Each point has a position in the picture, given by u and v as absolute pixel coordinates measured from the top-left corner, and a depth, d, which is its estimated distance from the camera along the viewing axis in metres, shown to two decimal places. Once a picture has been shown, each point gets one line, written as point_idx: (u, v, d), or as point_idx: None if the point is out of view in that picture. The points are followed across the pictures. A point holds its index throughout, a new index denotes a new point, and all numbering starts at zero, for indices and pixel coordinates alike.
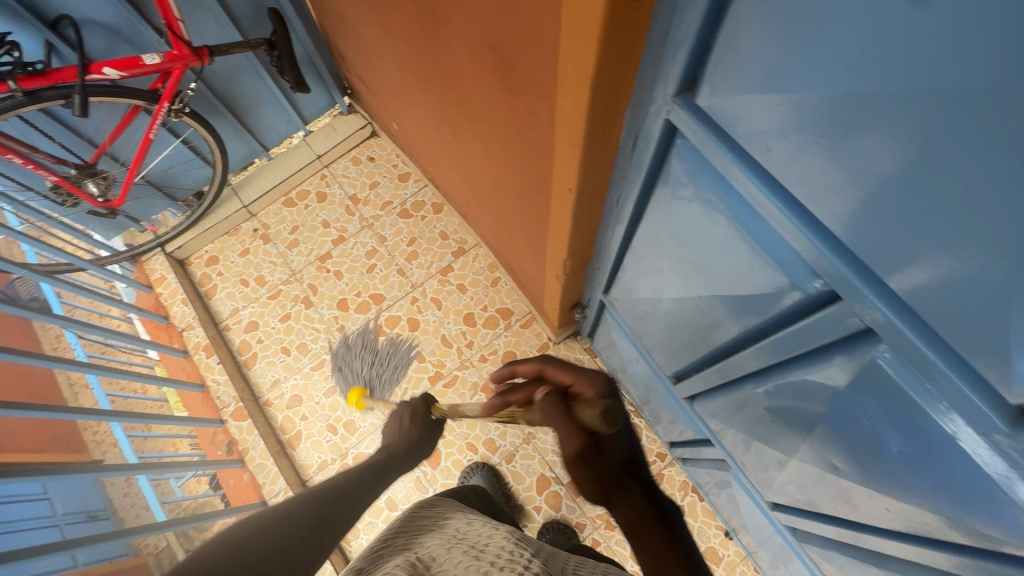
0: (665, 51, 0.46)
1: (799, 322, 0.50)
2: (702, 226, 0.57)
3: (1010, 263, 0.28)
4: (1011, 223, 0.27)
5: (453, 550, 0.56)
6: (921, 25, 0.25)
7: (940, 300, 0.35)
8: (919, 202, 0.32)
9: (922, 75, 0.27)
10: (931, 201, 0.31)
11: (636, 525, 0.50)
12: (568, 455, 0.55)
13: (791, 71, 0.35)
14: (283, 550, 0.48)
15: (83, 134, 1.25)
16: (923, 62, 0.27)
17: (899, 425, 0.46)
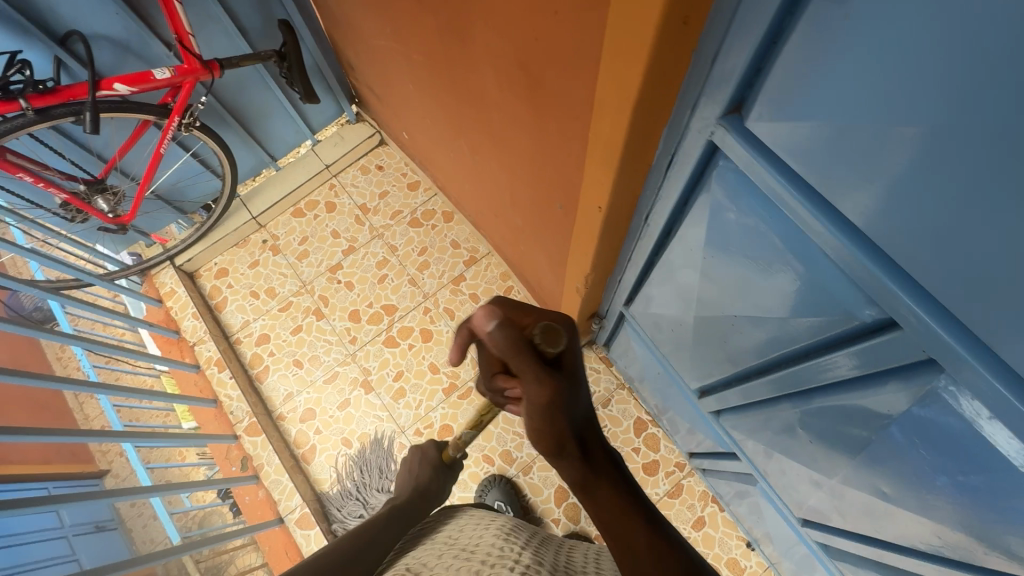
0: (712, 73, 0.44)
1: (850, 348, 0.49)
2: (742, 246, 0.56)
3: None
4: None
5: (441, 554, 0.53)
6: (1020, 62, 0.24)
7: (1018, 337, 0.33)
8: None
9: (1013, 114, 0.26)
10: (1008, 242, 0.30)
11: (591, 489, 0.46)
12: (538, 405, 0.45)
13: (858, 99, 0.34)
14: None
15: (93, 149, 1.24)
16: (1016, 101, 0.25)
17: (961, 456, 0.44)
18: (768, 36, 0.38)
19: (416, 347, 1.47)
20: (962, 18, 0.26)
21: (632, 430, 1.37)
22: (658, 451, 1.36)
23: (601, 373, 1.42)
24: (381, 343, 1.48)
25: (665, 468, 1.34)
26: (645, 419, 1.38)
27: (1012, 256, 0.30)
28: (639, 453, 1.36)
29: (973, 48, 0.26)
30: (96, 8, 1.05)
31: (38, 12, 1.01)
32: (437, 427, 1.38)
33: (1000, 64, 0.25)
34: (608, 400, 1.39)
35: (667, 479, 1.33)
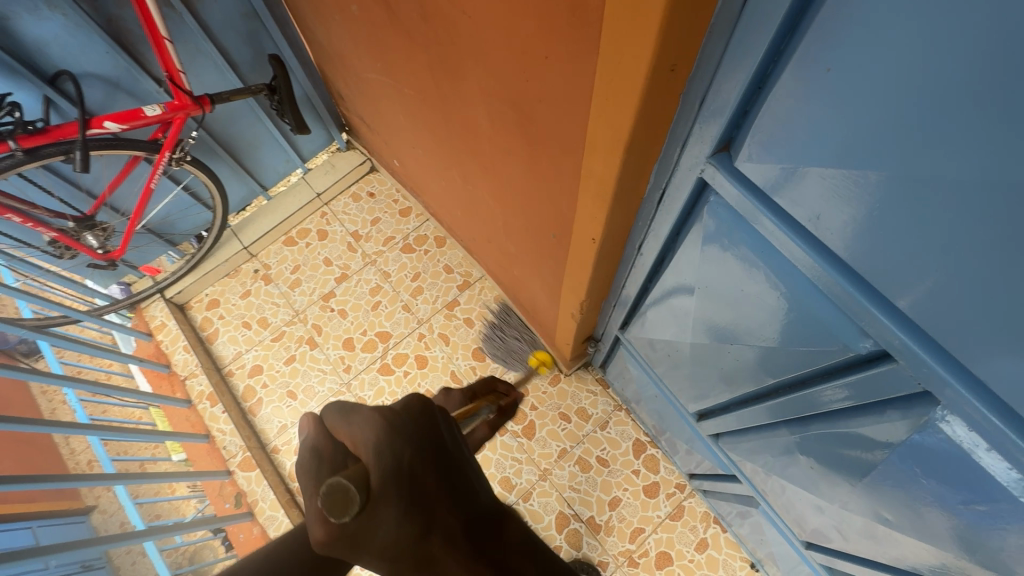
0: (701, 113, 0.46)
1: (846, 376, 0.50)
2: (736, 277, 0.56)
3: None
4: None
5: None
6: (997, 115, 0.25)
7: (1010, 374, 0.34)
8: (984, 280, 0.31)
9: (1003, 165, 0.27)
10: (1004, 292, 0.31)
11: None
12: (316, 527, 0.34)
13: (841, 148, 0.36)
14: None
15: (81, 185, 1.23)
16: (999, 153, 0.26)
17: (960, 485, 0.44)
18: (755, 80, 0.39)
19: (412, 375, 1.46)
20: (940, 77, 0.27)
21: (631, 452, 1.36)
22: (657, 472, 1.35)
23: (598, 396, 1.41)
24: (376, 371, 1.47)
25: (665, 490, 1.33)
26: (644, 441, 1.37)
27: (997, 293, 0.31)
28: (638, 475, 1.35)
29: (961, 103, 0.27)
30: (86, 48, 1.06)
31: (28, 53, 1.02)
32: None
33: (975, 122, 0.27)
34: (606, 422, 1.39)
35: (668, 501, 1.31)
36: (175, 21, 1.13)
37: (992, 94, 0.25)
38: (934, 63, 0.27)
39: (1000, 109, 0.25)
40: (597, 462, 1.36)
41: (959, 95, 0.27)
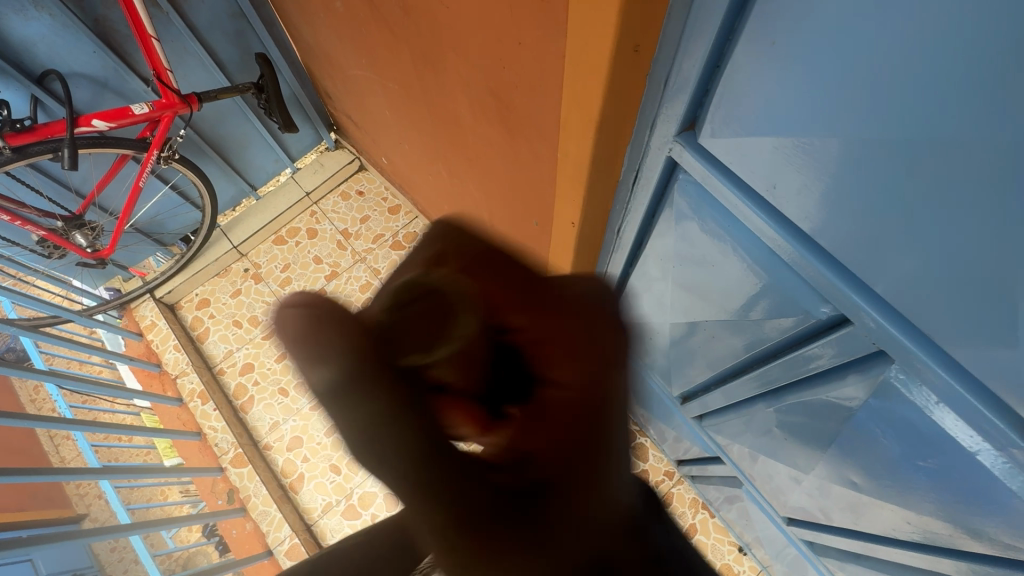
0: (666, 93, 0.48)
1: (810, 343, 0.52)
2: (707, 254, 0.59)
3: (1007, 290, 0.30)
4: (992, 248, 0.30)
5: None
6: (920, 73, 0.28)
7: (952, 325, 0.36)
8: (917, 237, 0.34)
9: (927, 121, 0.29)
10: (936, 246, 0.33)
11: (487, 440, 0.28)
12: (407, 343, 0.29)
13: (792, 118, 0.38)
14: None
15: (70, 185, 1.25)
16: (927, 109, 0.29)
17: (916, 442, 0.47)
18: (712, 59, 0.42)
19: None
20: (870, 42, 0.29)
21: None
22: (646, 461, 1.37)
23: None
24: None
25: (654, 477, 1.35)
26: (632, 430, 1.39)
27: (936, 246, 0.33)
28: None
29: (888, 65, 0.29)
30: (73, 47, 1.07)
31: (16, 53, 1.03)
32: None
33: (901, 81, 0.29)
34: None
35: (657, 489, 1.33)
36: (162, 21, 1.14)
37: (913, 54, 0.28)
38: (864, 29, 0.29)
39: (920, 69, 0.28)
40: None
41: (886, 59, 0.29)
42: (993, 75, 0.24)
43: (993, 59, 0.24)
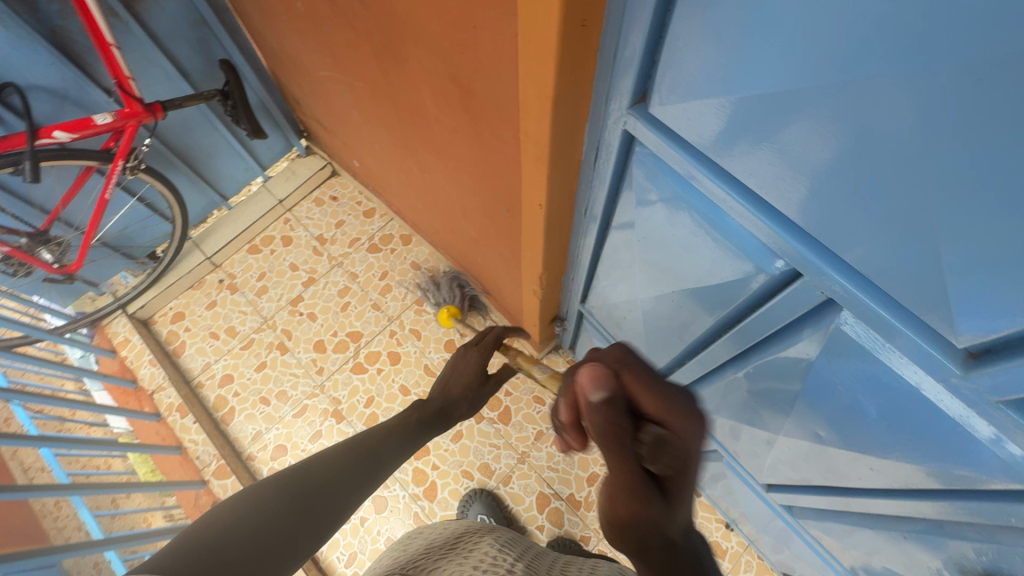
0: (617, 66, 0.50)
1: (768, 304, 0.55)
2: (669, 228, 0.61)
3: (939, 209, 0.33)
4: (916, 169, 0.33)
5: (436, 556, 0.62)
6: (849, 15, 0.30)
7: (896, 253, 0.38)
8: (848, 177, 0.38)
9: (853, 56, 0.31)
10: (874, 181, 0.36)
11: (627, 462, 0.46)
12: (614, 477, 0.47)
13: (736, 76, 0.40)
14: (374, 441, 0.68)
15: (33, 201, 1.22)
16: (857, 45, 0.31)
17: (867, 387, 0.50)
18: (656, 30, 0.44)
19: (386, 371, 1.47)
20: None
21: None
22: None
23: None
24: (349, 371, 1.48)
25: None
26: None
27: (873, 178, 0.36)
28: None
29: (818, 12, 0.32)
30: (30, 60, 1.05)
31: None
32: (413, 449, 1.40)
33: (831, 26, 0.31)
34: None
35: None
36: (121, 31, 1.13)
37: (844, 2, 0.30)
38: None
39: (846, 16, 0.30)
40: None
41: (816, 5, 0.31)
42: (909, 12, 0.27)
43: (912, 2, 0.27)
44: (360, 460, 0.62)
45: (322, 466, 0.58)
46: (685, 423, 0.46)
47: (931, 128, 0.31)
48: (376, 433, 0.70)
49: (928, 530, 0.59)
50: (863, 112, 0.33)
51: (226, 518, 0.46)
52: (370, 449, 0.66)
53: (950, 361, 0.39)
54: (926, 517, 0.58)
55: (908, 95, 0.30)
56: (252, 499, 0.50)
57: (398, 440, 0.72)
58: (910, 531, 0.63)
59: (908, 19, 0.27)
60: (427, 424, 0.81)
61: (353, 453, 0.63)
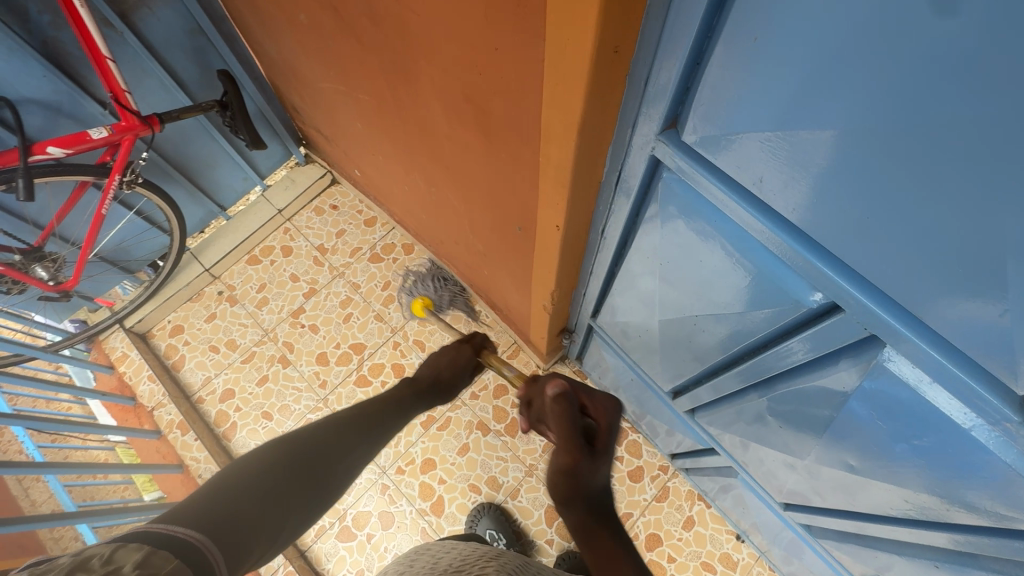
0: (647, 92, 0.48)
1: (802, 333, 0.53)
2: (696, 253, 0.59)
3: (1007, 260, 0.32)
4: (984, 218, 0.31)
5: None
6: (917, 60, 0.28)
7: (954, 298, 0.37)
8: (902, 218, 0.36)
9: (919, 101, 0.29)
10: (934, 224, 0.34)
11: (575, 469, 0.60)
12: (560, 471, 0.60)
13: (779, 109, 0.38)
14: (371, 410, 0.72)
15: (27, 217, 1.19)
16: (923, 90, 0.29)
17: (910, 421, 0.48)
18: (693, 56, 0.42)
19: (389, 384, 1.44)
20: (864, 25, 0.29)
21: None
22: (641, 457, 1.37)
23: None
24: (353, 384, 1.45)
25: (649, 472, 1.35)
26: (625, 427, 1.40)
27: (931, 222, 0.34)
28: (622, 461, 1.37)
29: (881, 51, 0.29)
30: (21, 73, 1.02)
31: None
32: (419, 462, 1.39)
33: (894, 70, 0.30)
34: None
35: (654, 483, 1.34)
36: (116, 42, 1.10)
37: (912, 43, 0.28)
38: (854, 15, 0.29)
39: (912, 57, 0.28)
40: None
41: (879, 43, 0.29)
42: (989, 61, 0.25)
43: (999, 50, 0.24)
44: (355, 429, 0.67)
45: (324, 428, 0.64)
46: (605, 406, 0.64)
47: (1005, 179, 0.29)
48: (375, 404, 0.75)
49: (962, 561, 0.58)
50: (925, 156, 0.31)
51: (247, 463, 0.55)
52: (366, 419, 0.70)
53: (1006, 407, 0.38)
54: (960, 549, 0.57)
55: (982, 143, 0.28)
56: (241, 474, 0.53)
57: (393, 410, 0.76)
58: (943, 561, 0.62)
59: (989, 70, 0.26)
60: (419, 399, 0.82)
61: (351, 419, 0.68)
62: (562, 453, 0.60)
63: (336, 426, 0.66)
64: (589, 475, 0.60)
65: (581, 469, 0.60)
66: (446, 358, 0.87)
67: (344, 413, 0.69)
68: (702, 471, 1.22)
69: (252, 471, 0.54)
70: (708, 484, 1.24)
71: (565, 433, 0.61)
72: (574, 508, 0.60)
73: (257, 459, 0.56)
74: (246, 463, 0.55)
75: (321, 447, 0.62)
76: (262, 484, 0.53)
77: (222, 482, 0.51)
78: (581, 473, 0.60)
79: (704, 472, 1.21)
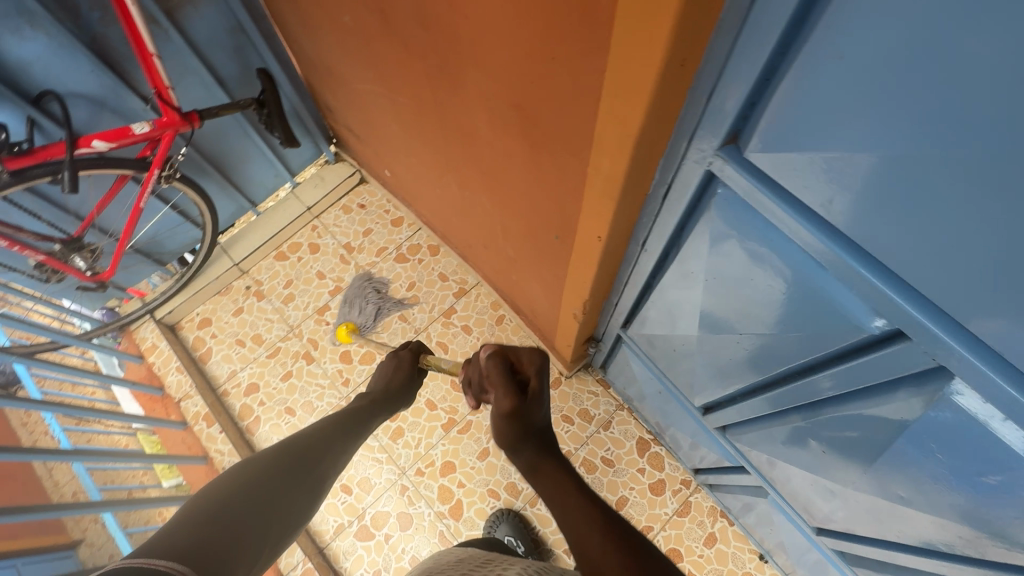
0: (708, 107, 0.46)
1: (859, 358, 0.51)
2: (745, 270, 0.58)
3: None
4: None
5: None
6: None
7: None
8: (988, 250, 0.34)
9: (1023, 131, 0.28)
10: None
11: (516, 412, 0.62)
12: (501, 416, 0.63)
13: (855, 132, 0.36)
14: (331, 423, 0.73)
15: (69, 208, 1.22)
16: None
17: (976, 456, 0.46)
18: (764, 72, 0.40)
19: None
20: (966, 54, 0.27)
21: (635, 451, 1.37)
22: (663, 470, 1.35)
23: (599, 396, 1.43)
24: None
25: (671, 486, 1.33)
26: (647, 439, 1.38)
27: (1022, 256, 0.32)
28: (644, 473, 1.35)
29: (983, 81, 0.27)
30: (70, 68, 1.04)
31: (10, 74, 1.00)
32: (439, 465, 1.39)
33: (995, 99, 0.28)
34: (608, 422, 1.40)
35: (675, 497, 1.32)
36: (160, 39, 1.11)
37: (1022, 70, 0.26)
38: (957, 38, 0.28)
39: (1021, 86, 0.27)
40: (603, 462, 1.36)
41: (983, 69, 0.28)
42: None
43: None
44: (320, 440, 0.67)
45: (290, 443, 0.64)
46: (530, 352, 0.69)
47: None
48: (335, 417, 0.75)
49: None
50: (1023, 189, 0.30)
51: (227, 478, 0.52)
52: (329, 431, 0.70)
53: None
54: None
55: None
56: (223, 489, 0.50)
57: (353, 421, 0.76)
58: None
59: None
60: (379, 407, 0.84)
61: (317, 433, 0.68)
62: (504, 400, 0.64)
63: (303, 440, 0.65)
64: (528, 414, 0.62)
65: (517, 411, 0.62)
66: (389, 370, 0.91)
67: (307, 429, 0.69)
68: (727, 488, 1.19)
69: (230, 482, 0.52)
70: (733, 502, 1.21)
71: (499, 385, 0.66)
72: (522, 449, 0.60)
73: (237, 476, 0.53)
74: (226, 479, 0.53)
75: (292, 458, 0.60)
76: (248, 496, 0.51)
77: (207, 496, 0.49)
78: (521, 414, 0.62)
79: (729, 490, 1.18)
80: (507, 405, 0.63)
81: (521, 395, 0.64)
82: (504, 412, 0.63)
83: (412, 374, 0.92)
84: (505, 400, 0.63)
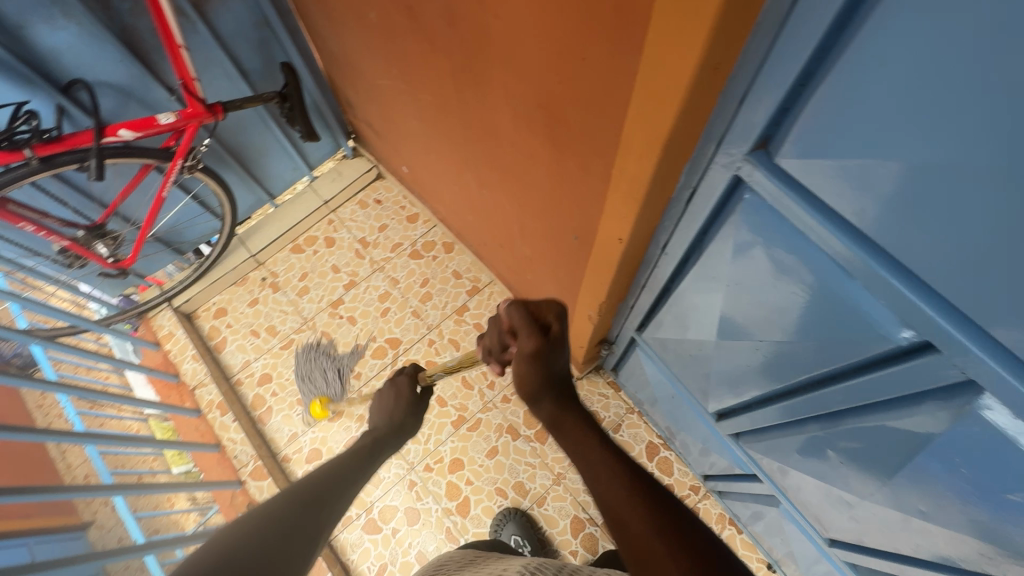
0: (740, 111, 0.46)
1: (884, 370, 0.50)
2: (768, 276, 0.57)
3: None
4: None
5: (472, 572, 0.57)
6: None
7: None
8: None
9: None
10: None
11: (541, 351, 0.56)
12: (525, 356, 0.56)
13: (891, 141, 0.36)
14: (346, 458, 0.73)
15: (94, 196, 1.24)
16: None
17: (1003, 473, 0.45)
18: (800, 78, 0.40)
19: None
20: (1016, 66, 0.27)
21: (644, 455, 1.36)
22: (671, 474, 1.35)
23: (609, 399, 1.42)
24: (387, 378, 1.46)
25: (680, 491, 1.32)
26: (657, 443, 1.38)
27: None
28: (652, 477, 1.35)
29: None
30: (99, 57, 1.06)
31: (41, 62, 1.01)
32: (447, 461, 1.40)
33: None
34: (618, 425, 1.40)
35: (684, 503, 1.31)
36: (188, 30, 1.13)
37: None
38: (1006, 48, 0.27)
39: None
40: None
41: None
42: None
43: None
44: (339, 470, 0.68)
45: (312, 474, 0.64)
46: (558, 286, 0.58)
47: None
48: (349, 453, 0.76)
49: None
50: None
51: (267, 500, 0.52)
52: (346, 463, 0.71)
53: None
54: None
55: None
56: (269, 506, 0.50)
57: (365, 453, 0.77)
58: None
59: None
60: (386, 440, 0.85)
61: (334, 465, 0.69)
62: (528, 340, 0.56)
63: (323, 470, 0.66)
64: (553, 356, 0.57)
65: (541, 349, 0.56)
66: (390, 401, 0.93)
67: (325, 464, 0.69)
68: (736, 496, 1.18)
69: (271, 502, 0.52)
70: (741, 510, 1.21)
71: (521, 319, 0.57)
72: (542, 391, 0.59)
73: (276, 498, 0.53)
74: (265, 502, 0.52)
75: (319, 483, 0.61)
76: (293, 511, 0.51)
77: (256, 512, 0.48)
78: (546, 354, 0.56)
79: (737, 498, 1.18)
80: (531, 342, 0.56)
81: (548, 336, 0.56)
82: (529, 350, 0.56)
83: (413, 402, 0.93)
84: (530, 340, 0.56)
